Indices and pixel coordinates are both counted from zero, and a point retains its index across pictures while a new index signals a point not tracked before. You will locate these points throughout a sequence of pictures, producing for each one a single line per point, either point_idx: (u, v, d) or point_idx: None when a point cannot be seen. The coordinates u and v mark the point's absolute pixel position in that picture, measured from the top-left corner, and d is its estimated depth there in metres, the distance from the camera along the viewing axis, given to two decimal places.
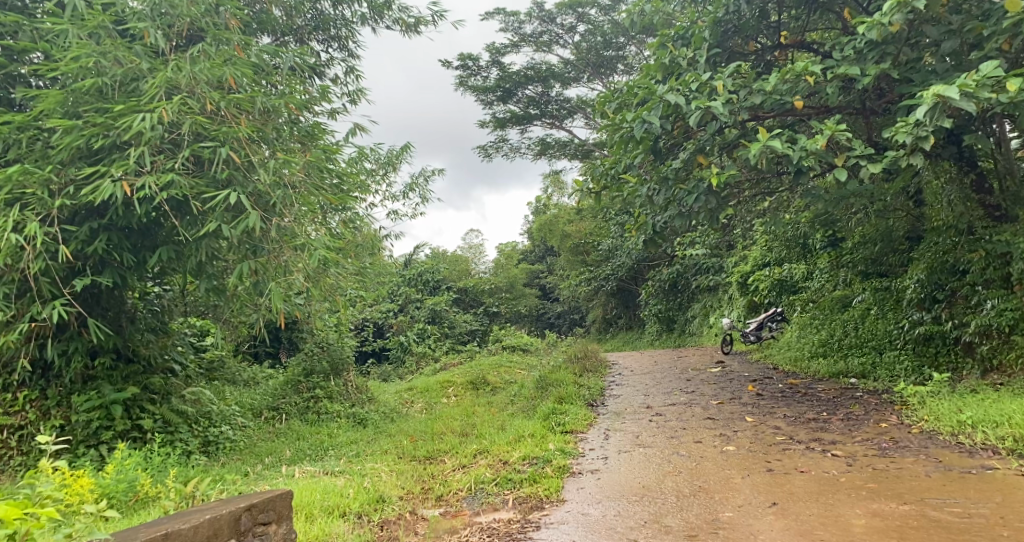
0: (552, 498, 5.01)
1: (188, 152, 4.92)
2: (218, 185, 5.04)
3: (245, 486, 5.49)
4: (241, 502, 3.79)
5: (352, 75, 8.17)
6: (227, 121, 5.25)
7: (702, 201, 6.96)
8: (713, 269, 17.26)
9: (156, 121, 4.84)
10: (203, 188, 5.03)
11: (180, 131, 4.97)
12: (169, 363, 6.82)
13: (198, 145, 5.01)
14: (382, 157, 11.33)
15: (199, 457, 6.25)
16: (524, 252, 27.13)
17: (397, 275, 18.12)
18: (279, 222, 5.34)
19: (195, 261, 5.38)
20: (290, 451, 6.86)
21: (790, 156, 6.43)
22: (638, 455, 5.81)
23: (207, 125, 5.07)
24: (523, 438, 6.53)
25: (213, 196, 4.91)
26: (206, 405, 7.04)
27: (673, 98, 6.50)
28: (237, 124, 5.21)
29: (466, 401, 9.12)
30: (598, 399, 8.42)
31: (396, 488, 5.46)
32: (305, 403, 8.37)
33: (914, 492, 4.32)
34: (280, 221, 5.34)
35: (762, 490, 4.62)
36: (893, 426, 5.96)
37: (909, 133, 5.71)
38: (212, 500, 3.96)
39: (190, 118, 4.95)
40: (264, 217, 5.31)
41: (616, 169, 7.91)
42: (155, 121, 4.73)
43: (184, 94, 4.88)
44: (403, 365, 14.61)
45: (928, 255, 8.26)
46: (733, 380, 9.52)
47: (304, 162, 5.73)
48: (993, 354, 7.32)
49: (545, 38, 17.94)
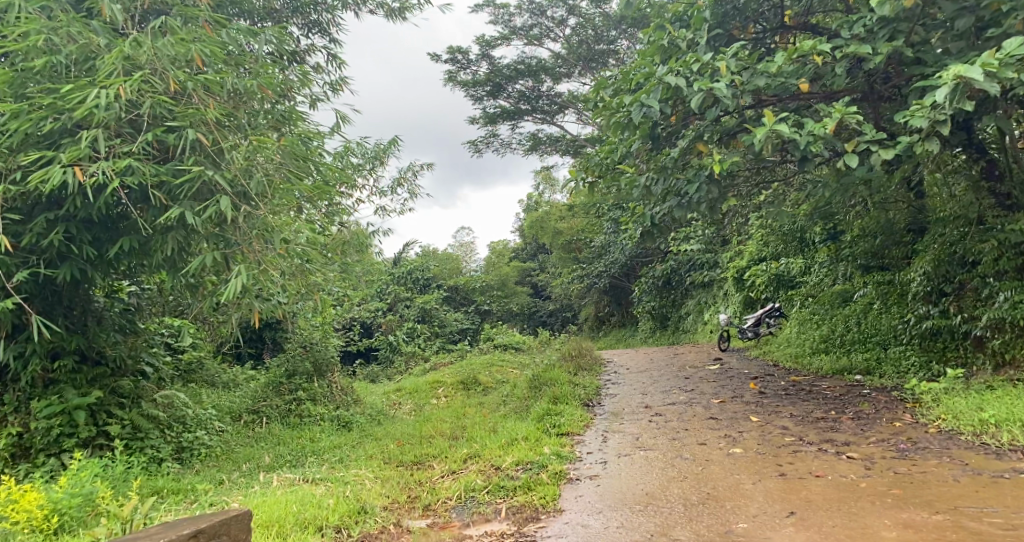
0: (548, 508, 4.65)
1: (149, 135, 4.52)
2: (183, 171, 4.67)
3: (216, 497, 5.13)
4: (186, 529, 3.42)
5: (334, 63, 7.78)
6: (194, 103, 4.86)
7: (703, 191, 6.63)
8: (708, 264, 16.91)
9: (112, 99, 4.44)
10: (165, 175, 4.63)
11: (138, 110, 4.57)
12: (139, 365, 6.43)
13: (161, 128, 4.60)
14: (369, 152, 10.91)
15: (172, 465, 5.87)
16: (516, 250, 26.73)
17: (386, 274, 17.72)
18: (247, 210, 4.91)
19: (159, 256, 4.98)
20: (269, 457, 6.47)
21: (796, 141, 6.09)
22: (638, 459, 5.46)
23: (171, 107, 4.68)
24: (516, 441, 6.16)
25: (177, 181, 4.53)
26: (180, 409, 6.66)
27: (673, 80, 6.12)
28: (206, 106, 4.82)
29: (456, 402, 8.75)
30: (594, 398, 8.07)
31: (380, 497, 5.09)
32: (287, 406, 7.96)
33: (944, 500, 3.97)
34: (249, 209, 4.91)
35: (776, 498, 4.27)
36: (908, 426, 5.63)
37: (926, 117, 5.33)
38: (158, 526, 3.60)
39: (150, 98, 4.55)
40: (235, 205, 4.89)
41: (612, 158, 7.55)
42: (110, 99, 4.33)
43: (144, 71, 4.48)
44: (391, 365, 14.24)
45: (935, 247, 7.91)
46: (733, 377, 9.18)
47: (279, 148, 5.22)
48: (1005, 348, 6.97)
49: (535, 31, 17.55)
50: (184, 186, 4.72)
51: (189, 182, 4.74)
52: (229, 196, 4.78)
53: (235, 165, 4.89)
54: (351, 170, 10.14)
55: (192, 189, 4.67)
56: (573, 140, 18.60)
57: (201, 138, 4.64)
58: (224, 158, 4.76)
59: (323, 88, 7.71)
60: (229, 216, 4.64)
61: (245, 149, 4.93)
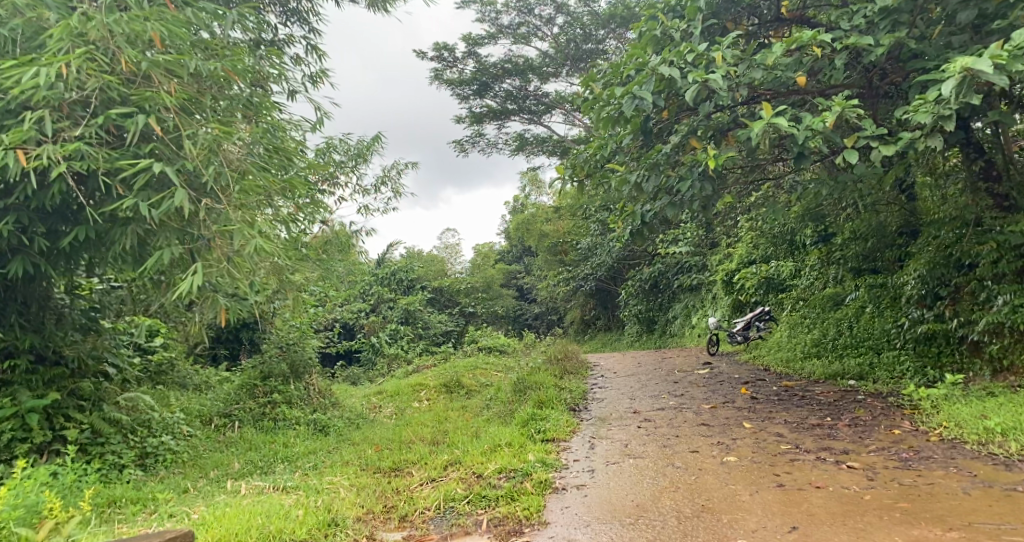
0: (533, 521, 4.37)
1: (98, 118, 4.19)
2: (137, 158, 4.34)
3: (177, 506, 4.81)
4: None
5: (314, 55, 7.45)
6: (151, 84, 4.51)
7: (696, 187, 6.38)
8: (696, 267, 16.57)
9: (57, 77, 4.11)
10: (119, 161, 4.31)
11: (88, 91, 4.25)
12: (102, 366, 6.11)
13: (113, 111, 4.28)
14: (351, 149, 10.58)
15: (133, 472, 5.54)
16: (502, 252, 26.45)
17: (369, 274, 17.37)
18: (208, 202, 4.56)
19: (116, 248, 4.66)
20: (239, 463, 6.14)
21: (794, 136, 5.84)
22: (627, 467, 5.19)
23: (125, 88, 4.34)
24: (499, 447, 5.87)
25: (128, 170, 4.21)
26: (145, 413, 6.32)
27: (667, 71, 5.87)
28: (165, 90, 4.48)
29: (439, 406, 8.45)
30: (581, 402, 7.79)
31: (354, 508, 4.79)
32: (261, 410, 7.61)
33: (956, 515, 3.74)
34: (210, 201, 4.57)
35: (776, 511, 4.01)
36: (908, 433, 5.39)
37: (930, 111, 5.09)
38: None
39: (101, 78, 4.22)
40: (193, 197, 4.56)
41: (602, 154, 7.29)
42: (52, 78, 4.01)
43: (91, 48, 4.14)
44: (373, 367, 13.90)
45: (930, 250, 7.76)
46: (724, 382, 8.93)
47: (246, 136, 4.95)
48: (1003, 354, 6.77)
49: (523, 30, 17.27)
50: (138, 175, 4.39)
51: (145, 171, 4.41)
52: (188, 188, 4.46)
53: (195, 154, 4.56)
54: (331, 167, 9.80)
55: (147, 178, 4.34)
56: (561, 141, 18.35)
57: (155, 124, 4.32)
58: (182, 147, 4.41)
59: (303, 80, 7.38)
60: (187, 208, 4.31)
61: (210, 135, 4.60)
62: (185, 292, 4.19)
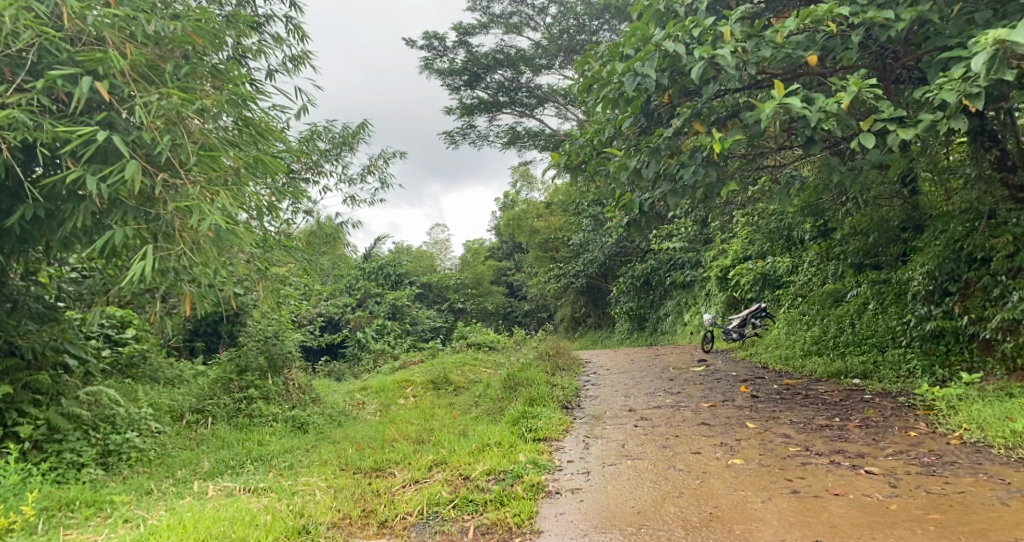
0: (524, 529, 4.00)
1: (36, 82, 3.78)
2: (82, 127, 3.92)
3: (133, 511, 4.41)
4: None
5: (295, 35, 6.95)
6: (104, 46, 4.11)
7: (700, 174, 6.00)
8: (690, 264, 16.18)
9: None
10: (61, 130, 3.91)
11: (25, 49, 3.86)
12: (62, 358, 5.69)
13: (55, 73, 3.86)
14: (335, 136, 10.12)
15: (93, 472, 5.14)
16: (491, 248, 25.99)
17: (356, 269, 16.93)
18: (165, 177, 4.16)
19: (67, 228, 4.25)
20: (209, 462, 5.73)
21: (806, 119, 5.48)
22: (625, 469, 4.82)
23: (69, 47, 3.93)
24: (488, 446, 5.48)
25: (70, 139, 3.80)
26: (110, 407, 5.87)
27: (672, 47, 5.49)
28: (121, 53, 4.07)
29: (425, 402, 8.05)
30: (573, 400, 7.41)
31: (329, 513, 4.41)
32: (236, 405, 7.18)
33: (997, 530, 3.44)
34: (169, 177, 4.18)
35: (793, 522, 3.68)
36: (925, 436, 5.06)
37: (956, 90, 4.76)
38: None
39: (38, 34, 3.82)
40: (149, 171, 4.16)
41: (599, 138, 6.91)
42: None
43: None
44: (358, 363, 13.45)
45: (938, 244, 7.38)
46: (721, 380, 8.58)
47: (214, 107, 4.53)
48: (1017, 352, 6.44)
49: (515, 19, 16.87)
50: (84, 146, 3.97)
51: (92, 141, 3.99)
52: (140, 160, 4.04)
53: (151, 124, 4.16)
54: (315, 155, 9.36)
55: (93, 149, 3.92)
56: (553, 135, 17.95)
57: (106, 90, 3.92)
58: (135, 114, 4.00)
59: (284, 61, 6.89)
60: (140, 182, 3.91)
61: (167, 103, 4.17)
62: (136, 275, 3.78)
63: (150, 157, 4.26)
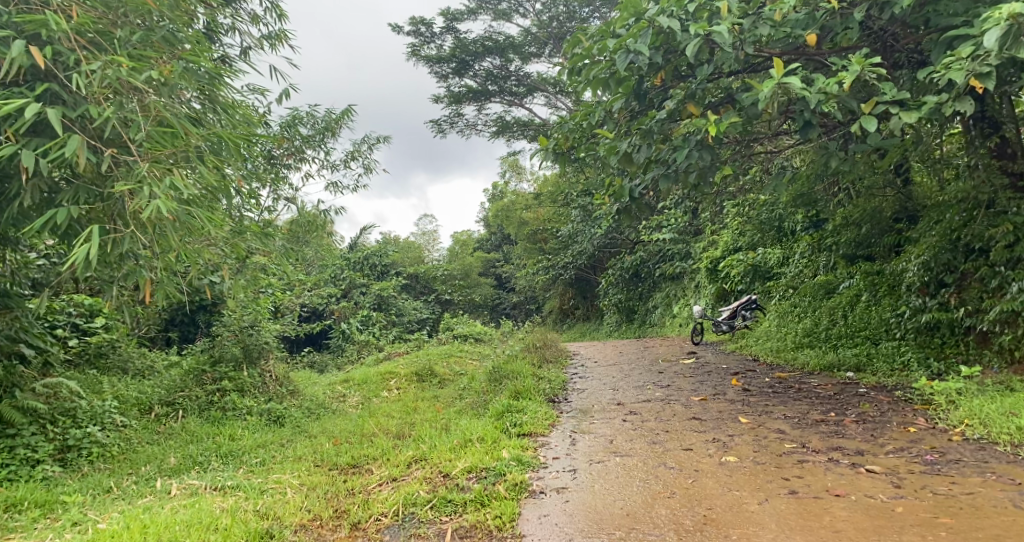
0: (505, 533, 3.76)
1: None
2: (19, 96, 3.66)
3: (87, 514, 4.13)
4: None
5: (272, 13, 6.60)
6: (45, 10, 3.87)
7: (693, 158, 5.74)
8: (680, 255, 15.80)
9: None
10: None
11: None
12: (17, 348, 5.49)
13: None
14: (318, 122, 9.77)
15: (48, 468, 4.88)
16: (480, 240, 25.63)
17: (341, 259, 16.61)
18: (115, 152, 3.86)
19: (14, 209, 4.00)
20: (176, 458, 5.44)
21: (804, 100, 5.24)
22: (613, 467, 4.57)
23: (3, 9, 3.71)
24: (470, 442, 5.22)
25: (6, 110, 3.54)
26: (70, 400, 5.60)
27: (666, 23, 5.25)
28: (64, 17, 3.81)
29: (408, 395, 7.77)
30: (560, 393, 7.16)
31: (299, 514, 4.16)
32: (209, 398, 6.87)
33: (1014, 536, 3.24)
34: (119, 152, 3.88)
35: (793, 526, 3.46)
36: (925, 432, 4.85)
37: (964, 69, 4.56)
38: None
39: None
40: (95, 145, 3.89)
41: (588, 121, 6.65)
42: None
43: None
44: (342, 354, 13.13)
45: (933, 234, 7.17)
46: (712, 373, 8.35)
47: (175, 78, 4.23)
48: (1016, 345, 6.24)
49: (503, 6, 16.53)
50: (23, 118, 3.71)
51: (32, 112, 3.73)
52: (84, 134, 3.77)
53: (97, 94, 3.91)
54: (297, 141, 9.01)
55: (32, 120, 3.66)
56: (542, 125, 17.67)
57: (42, 55, 3.69)
58: (74, 83, 3.74)
59: (260, 40, 6.54)
60: (83, 159, 3.67)
61: (118, 72, 3.88)
62: (82, 260, 3.50)
63: (101, 131, 4.00)
